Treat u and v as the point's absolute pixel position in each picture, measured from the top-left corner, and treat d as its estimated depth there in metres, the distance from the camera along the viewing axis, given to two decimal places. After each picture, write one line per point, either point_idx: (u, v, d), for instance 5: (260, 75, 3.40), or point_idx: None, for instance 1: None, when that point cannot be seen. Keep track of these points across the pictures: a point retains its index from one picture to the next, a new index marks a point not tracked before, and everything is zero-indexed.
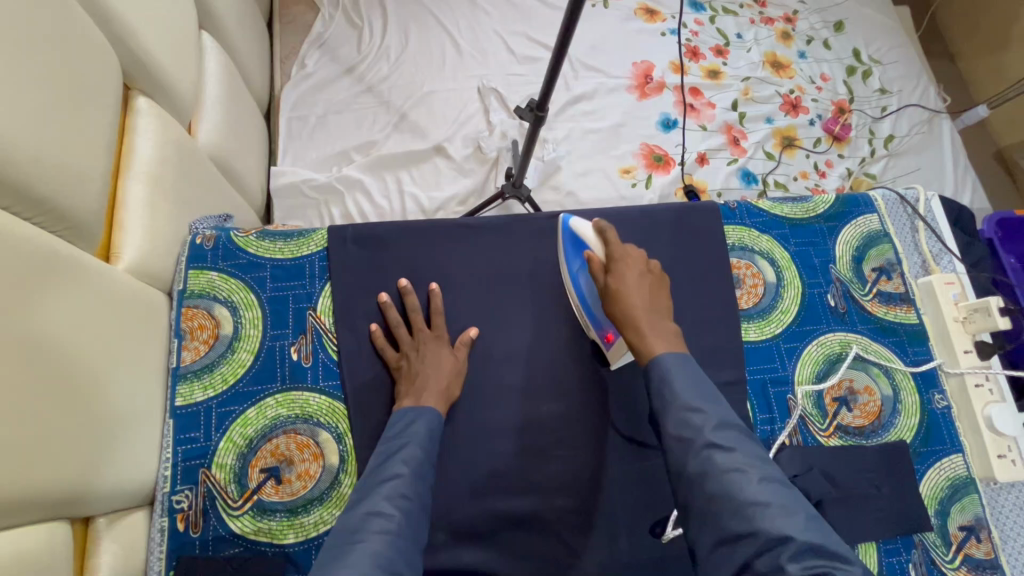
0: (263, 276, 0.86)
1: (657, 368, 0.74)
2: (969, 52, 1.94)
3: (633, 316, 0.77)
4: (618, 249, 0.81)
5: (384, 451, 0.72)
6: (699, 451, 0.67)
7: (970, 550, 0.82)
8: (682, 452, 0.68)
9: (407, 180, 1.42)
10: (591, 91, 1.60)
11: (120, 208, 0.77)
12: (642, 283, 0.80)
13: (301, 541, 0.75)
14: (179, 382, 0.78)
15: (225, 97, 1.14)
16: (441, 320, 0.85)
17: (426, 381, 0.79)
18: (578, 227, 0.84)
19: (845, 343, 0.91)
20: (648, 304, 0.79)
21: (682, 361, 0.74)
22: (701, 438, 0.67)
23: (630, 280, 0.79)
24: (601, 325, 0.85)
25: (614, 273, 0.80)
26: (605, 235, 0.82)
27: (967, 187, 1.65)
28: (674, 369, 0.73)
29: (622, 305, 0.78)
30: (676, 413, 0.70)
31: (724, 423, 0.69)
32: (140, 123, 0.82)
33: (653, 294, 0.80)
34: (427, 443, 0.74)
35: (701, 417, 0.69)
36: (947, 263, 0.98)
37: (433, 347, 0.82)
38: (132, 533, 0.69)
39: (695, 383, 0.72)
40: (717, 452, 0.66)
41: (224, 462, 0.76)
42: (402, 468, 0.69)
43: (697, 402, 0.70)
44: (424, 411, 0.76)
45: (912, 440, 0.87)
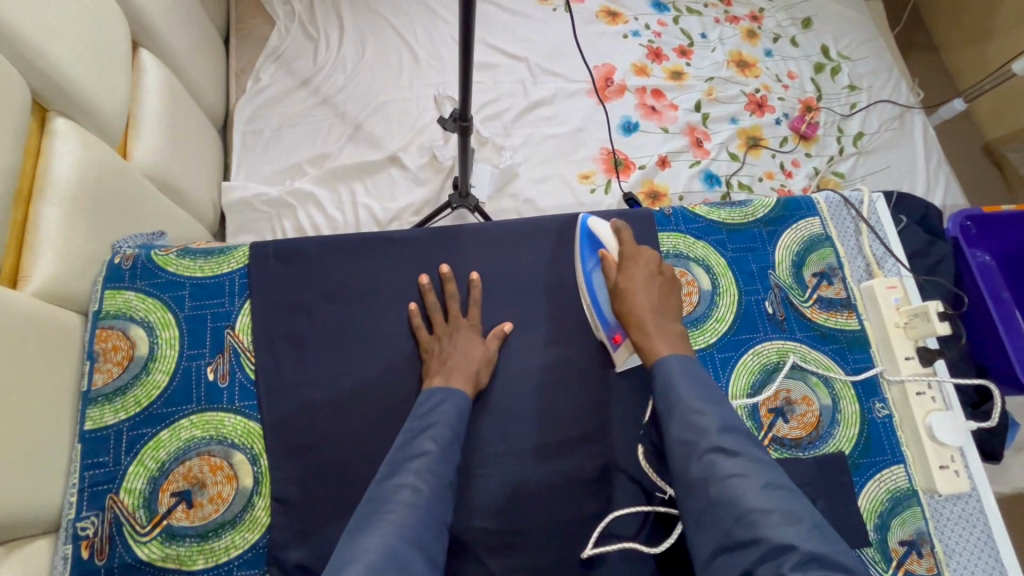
0: (181, 294, 0.85)
1: (660, 370, 0.74)
2: (954, 44, 1.90)
3: (637, 313, 0.79)
4: (630, 248, 0.85)
5: (411, 429, 0.73)
6: (702, 454, 0.66)
7: (911, 566, 0.79)
8: (685, 457, 0.68)
9: (361, 192, 1.41)
10: (550, 96, 1.58)
11: (32, 231, 0.76)
12: (650, 283, 0.83)
13: (211, 566, 0.73)
14: (90, 405, 0.78)
15: (167, 114, 1.13)
16: (478, 312, 0.87)
17: (457, 363, 0.80)
18: (595, 226, 0.88)
19: (783, 352, 0.88)
20: (654, 304, 0.81)
21: (688, 365, 0.74)
22: (704, 442, 0.67)
23: (640, 280, 0.82)
24: (609, 326, 0.85)
25: (625, 270, 0.83)
26: (621, 236, 0.86)
27: (940, 183, 1.60)
28: (678, 374, 0.73)
29: (627, 303, 0.80)
30: (679, 415, 0.70)
31: (727, 427, 0.68)
32: (58, 145, 0.80)
33: (662, 294, 0.83)
34: (457, 423, 0.75)
35: (709, 419, 0.68)
36: (891, 267, 0.95)
37: (466, 335, 0.83)
38: (33, 562, 0.68)
39: (700, 388, 0.71)
40: (720, 456, 0.65)
41: (134, 487, 0.75)
42: (431, 446, 0.70)
43: (703, 406, 0.69)
44: (452, 393, 0.77)
45: (851, 452, 0.84)
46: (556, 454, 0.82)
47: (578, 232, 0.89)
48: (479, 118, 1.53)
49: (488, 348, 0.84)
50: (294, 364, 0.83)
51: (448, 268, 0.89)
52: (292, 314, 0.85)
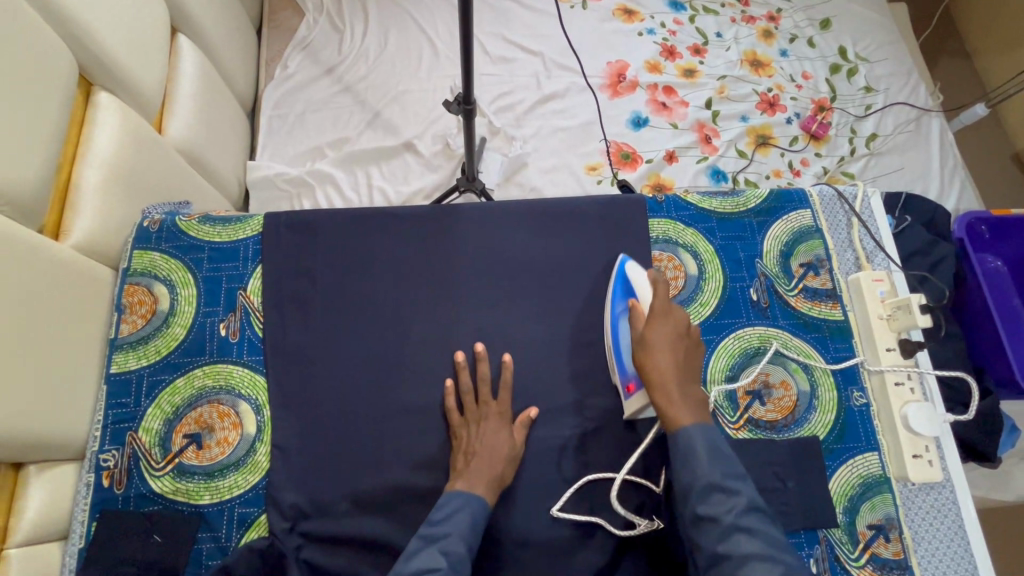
0: (201, 257, 0.93)
1: (681, 441, 0.71)
2: (988, 50, 1.86)
3: (659, 375, 0.75)
4: (663, 303, 0.79)
5: (425, 535, 0.71)
6: (724, 533, 0.64)
7: (877, 549, 0.81)
8: (705, 532, 0.66)
9: (378, 175, 1.47)
10: (562, 90, 1.63)
11: (74, 191, 0.84)
12: (677, 345, 0.77)
13: (215, 502, 0.80)
14: (116, 350, 0.86)
15: (200, 94, 1.21)
16: (508, 395, 0.84)
17: (480, 464, 0.78)
18: (632, 273, 0.86)
19: (765, 338, 0.91)
20: (679, 368, 0.75)
21: (713, 438, 0.71)
22: (728, 520, 0.65)
23: (665, 338, 0.77)
24: (624, 373, 0.84)
25: (652, 324, 0.78)
26: (655, 287, 0.83)
27: (955, 187, 1.58)
28: (702, 445, 0.70)
29: (648, 360, 0.76)
30: (703, 490, 0.67)
31: (752, 507, 0.66)
32: (100, 117, 0.89)
33: (687, 358, 0.77)
34: (471, 536, 0.72)
35: (733, 495, 0.66)
36: (880, 261, 0.96)
37: (494, 427, 0.81)
38: (61, 485, 0.77)
39: (723, 463, 0.69)
40: (743, 536, 0.63)
41: (151, 427, 0.83)
42: (443, 561, 0.67)
43: (727, 483, 0.67)
44: (473, 500, 0.74)
45: (825, 436, 0.86)
46: (538, 423, 0.86)
47: (614, 274, 0.89)
48: (493, 109, 1.59)
49: (515, 444, 0.82)
50: (298, 324, 0.89)
51: (482, 346, 0.87)
52: (298, 278, 0.91)
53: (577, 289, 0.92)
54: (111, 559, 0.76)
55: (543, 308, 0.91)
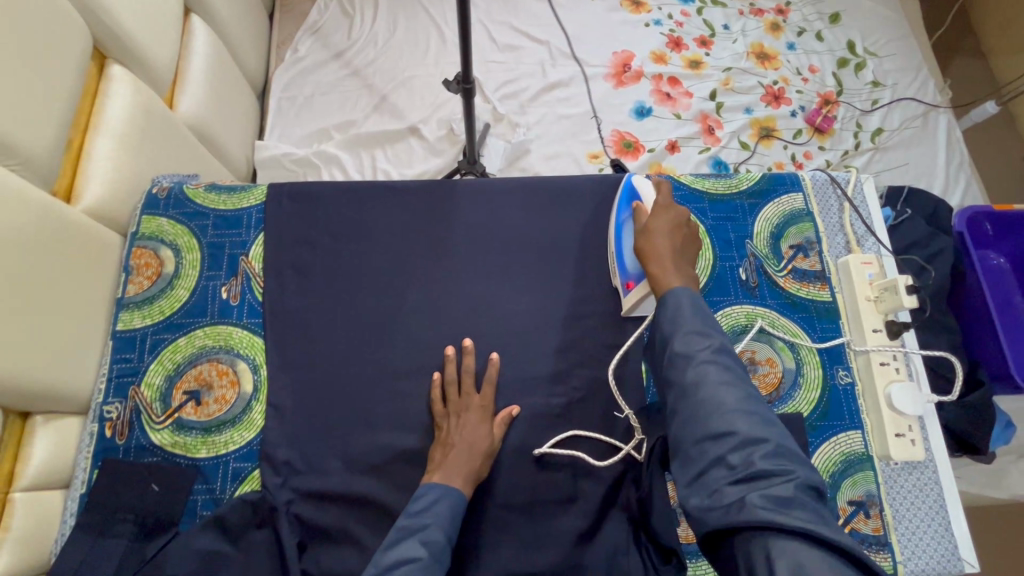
0: (205, 224, 0.96)
1: (668, 300, 0.73)
2: (1002, 48, 1.84)
3: (657, 252, 0.78)
4: (665, 198, 0.83)
5: (404, 527, 0.73)
6: (697, 364, 0.65)
7: (857, 525, 0.82)
8: (677, 366, 0.67)
9: (382, 158, 1.50)
10: (567, 79, 1.64)
11: (85, 158, 0.88)
12: (676, 232, 0.80)
13: (211, 456, 0.84)
14: (122, 310, 0.89)
15: (211, 73, 1.25)
16: (491, 391, 0.85)
17: (457, 455, 0.79)
18: (638, 181, 0.90)
19: (752, 317, 0.92)
20: (676, 249, 0.78)
21: (699, 301, 0.72)
22: (701, 354, 0.66)
23: (663, 225, 0.80)
24: (625, 272, 0.88)
25: (654, 215, 0.82)
26: (657, 187, 0.86)
27: (960, 183, 1.57)
28: (687, 301, 0.71)
29: (647, 241, 0.80)
30: (682, 333, 0.68)
31: (725, 348, 0.66)
32: (113, 88, 0.92)
33: (683, 243, 0.80)
34: (450, 527, 0.74)
35: (709, 337, 0.67)
36: (872, 246, 0.97)
37: (474, 420, 0.83)
38: (65, 433, 0.81)
39: (705, 316, 0.70)
40: (713, 367, 0.64)
41: (153, 382, 0.86)
42: (422, 551, 0.69)
43: (705, 329, 0.68)
44: (451, 491, 0.76)
45: (809, 414, 0.87)
46: (524, 392, 0.88)
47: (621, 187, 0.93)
48: (498, 96, 1.61)
49: (494, 440, 0.83)
50: (295, 290, 0.92)
51: (470, 341, 0.88)
52: (297, 246, 0.94)
53: (568, 264, 0.94)
54: (110, 505, 0.79)
55: (534, 281, 0.93)
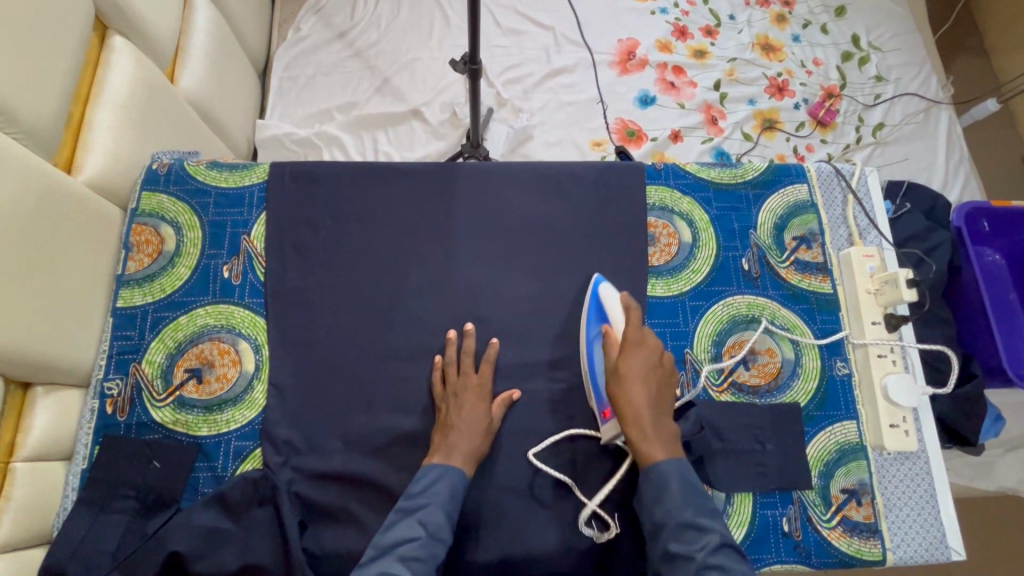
0: (207, 201, 0.95)
1: (656, 476, 0.73)
2: (1005, 47, 1.84)
3: (633, 410, 0.75)
4: (635, 333, 0.79)
5: (403, 508, 0.74)
6: (697, 569, 0.66)
7: (849, 512, 0.84)
8: (677, 569, 0.68)
9: (383, 140, 1.49)
10: (572, 65, 1.63)
11: (87, 131, 0.86)
12: (651, 376, 0.78)
13: (212, 434, 0.84)
14: (123, 286, 0.89)
15: (213, 48, 1.23)
16: (490, 371, 0.86)
17: (457, 437, 0.80)
18: (606, 297, 0.85)
19: (753, 306, 0.93)
20: (652, 399, 0.76)
21: (684, 471, 0.73)
22: (699, 556, 0.66)
23: (638, 370, 0.77)
24: (601, 400, 0.83)
25: (625, 355, 0.78)
26: (628, 315, 0.82)
27: (959, 180, 1.58)
28: (675, 482, 0.72)
29: (621, 393, 0.76)
30: (676, 529, 0.70)
31: (724, 543, 0.67)
32: (114, 60, 0.91)
33: (661, 390, 0.78)
34: (450, 505, 0.75)
35: (707, 532, 0.68)
36: (873, 239, 0.97)
37: (472, 400, 0.83)
38: (66, 407, 0.80)
39: (695, 503, 0.71)
40: (715, 574, 0.65)
41: (154, 359, 0.86)
42: (420, 530, 0.71)
43: (699, 521, 0.69)
44: (451, 470, 0.77)
45: (806, 403, 0.89)
46: (526, 376, 0.89)
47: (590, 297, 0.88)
48: (501, 80, 1.59)
49: (492, 420, 0.84)
50: (298, 269, 0.92)
51: (471, 325, 0.89)
52: (299, 226, 0.94)
53: (571, 250, 0.94)
54: (111, 481, 0.79)
55: (537, 267, 0.93)
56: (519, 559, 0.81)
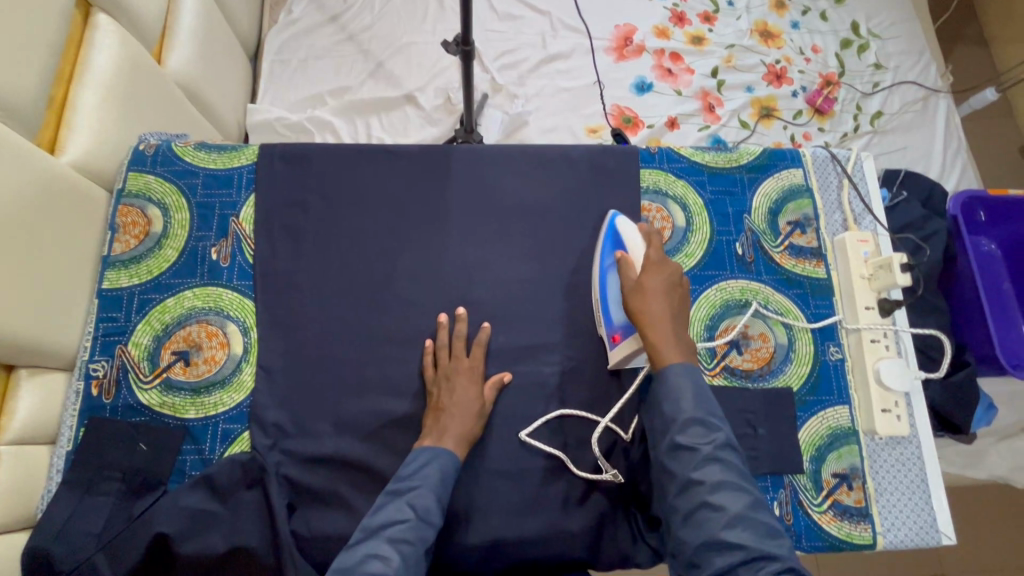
0: (194, 183, 0.93)
1: (670, 381, 0.73)
2: (1005, 36, 1.82)
3: (654, 320, 0.75)
4: (657, 253, 0.79)
5: (392, 491, 0.74)
6: (701, 462, 0.68)
7: (840, 496, 0.84)
8: (680, 459, 0.70)
9: (377, 126, 1.47)
10: (568, 51, 1.61)
11: (70, 109, 0.85)
12: (672, 292, 0.77)
13: (200, 417, 0.83)
14: (108, 268, 0.87)
15: (202, 29, 1.21)
16: (481, 354, 0.85)
17: (448, 419, 0.80)
18: (622, 226, 0.85)
19: (747, 291, 0.92)
20: (673, 314, 0.75)
21: (698, 378, 0.73)
22: (705, 450, 0.69)
23: (660, 286, 0.76)
24: (611, 324, 0.85)
25: (647, 272, 0.77)
26: (649, 238, 0.81)
27: (956, 168, 1.57)
28: (688, 383, 0.72)
29: (643, 306, 0.75)
30: (683, 423, 0.71)
31: (729, 442, 0.69)
32: (99, 38, 0.89)
33: (681, 307, 0.77)
34: (440, 488, 0.74)
35: (715, 431, 0.70)
36: (868, 224, 0.96)
37: (464, 383, 0.82)
38: (51, 389, 0.79)
39: (706, 401, 0.72)
40: (716, 467, 0.68)
41: (140, 341, 0.85)
42: (409, 513, 0.71)
43: (708, 419, 0.71)
44: (440, 453, 0.77)
45: (799, 388, 0.88)
46: (517, 359, 0.88)
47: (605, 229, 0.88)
48: (497, 66, 1.58)
49: (484, 403, 0.83)
50: (287, 252, 0.91)
51: (463, 309, 0.88)
52: (288, 208, 0.93)
53: (564, 233, 0.93)
54: (97, 463, 0.78)
55: (529, 250, 0.92)
56: (509, 541, 0.81)
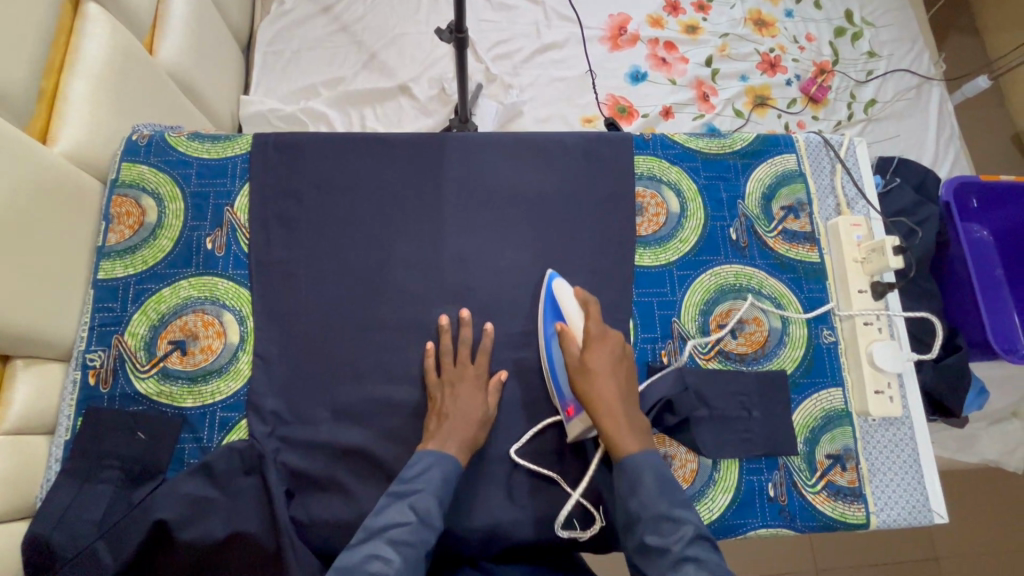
0: (188, 172, 0.93)
1: (629, 469, 0.73)
2: (997, 24, 1.83)
3: (604, 404, 0.75)
4: (596, 326, 0.80)
5: (394, 492, 0.74)
6: (673, 563, 0.67)
7: (833, 477, 0.85)
8: (656, 562, 0.69)
9: (371, 117, 1.47)
10: (562, 40, 1.61)
11: (61, 99, 0.84)
12: (617, 368, 0.78)
13: (198, 405, 0.83)
14: (103, 259, 0.87)
15: (194, 19, 1.20)
16: (485, 359, 0.85)
17: (451, 425, 0.79)
18: (559, 291, 0.85)
19: (741, 276, 0.92)
20: (622, 393, 0.77)
21: (657, 464, 0.74)
22: (676, 549, 0.67)
23: (605, 364, 0.77)
24: (564, 398, 0.83)
25: (590, 349, 0.78)
26: (587, 309, 0.82)
27: (949, 156, 1.58)
28: (651, 474, 0.73)
29: (592, 387, 0.76)
30: (653, 521, 0.70)
31: (699, 535, 0.69)
32: (90, 27, 0.88)
33: (627, 380, 0.79)
34: (441, 490, 0.74)
35: (681, 525, 0.69)
36: (861, 208, 0.97)
37: (468, 389, 0.82)
38: (47, 379, 0.79)
39: (668, 489, 0.72)
40: (690, 566, 0.66)
41: (136, 331, 0.85)
42: (411, 515, 0.71)
43: (673, 512, 0.70)
44: (444, 457, 0.76)
45: (793, 371, 0.89)
46: (513, 346, 0.88)
47: (542, 292, 0.87)
48: (491, 56, 1.57)
49: (488, 407, 0.83)
50: (282, 241, 0.91)
51: (467, 312, 0.87)
52: (282, 197, 0.92)
53: (558, 221, 0.93)
54: (95, 453, 0.78)
55: (525, 238, 0.92)
56: (507, 525, 0.81)
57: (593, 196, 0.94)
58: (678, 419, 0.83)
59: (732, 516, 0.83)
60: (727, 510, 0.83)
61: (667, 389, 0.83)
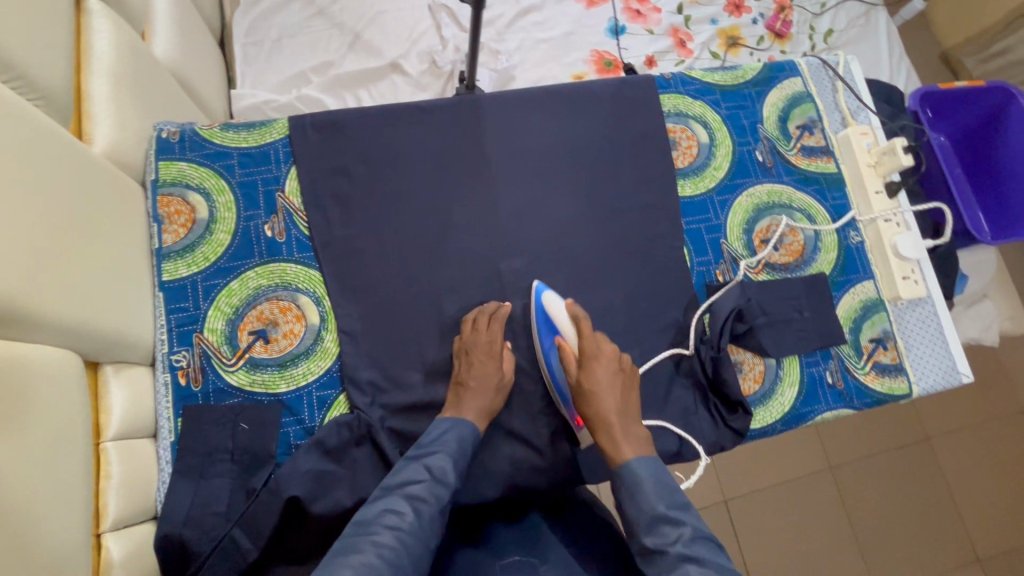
0: (231, 163, 0.92)
1: (626, 475, 0.74)
2: None
3: (603, 419, 0.78)
4: (591, 343, 0.83)
5: (411, 455, 0.74)
6: (674, 564, 0.65)
7: (879, 357, 0.96)
8: (658, 566, 0.67)
9: (366, 98, 1.45)
10: (539, 3, 1.63)
11: (87, 100, 0.79)
12: (614, 382, 0.81)
13: (292, 388, 0.84)
14: (164, 260, 0.86)
15: (178, 11, 1.14)
16: (499, 328, 0.86)
17: (470, 395, 0.80)
18: (550, 305, 0.87)
19: (773, 193, 1.01)
20: (621, 406, 0.80)
21: (654, 467, 0.74)
22: (676, 549, 0.66)
23: (603, 380, 0.80)
24: (570, 407, 0.86)
25: (587, 368, 0.81)
26: (579, 325, 0.84)
27: (902, 72, 1.71)
28: (646, 474, 0.73)
29: (592, 406, 0.79)
30: (650, 523, 0.69)
31: (698, 535, 0.68)
32: (96, 22, 0.82)
33: (625, 392, 0.82)
34: (458, 453, 0.75)
35: (679, 525, 0.68)
36: (864, 118, 1.07)
37: (480, 358, 0.83)
38: (139, 384, 0.78)
39: (664, 489, 0.72)
40: (693, 566, 0.64)
41: (215, 327, 0.84)
42: (424, 473, 0.71)
43: (671, 513, 0.70)
44: (460, 423, 0.78)
45: (831, 272, 0.99)
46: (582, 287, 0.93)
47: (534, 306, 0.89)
48: None
49: (503, 376, 0.84)
50: (342, 219, 0.91)
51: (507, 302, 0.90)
52: (332, 175, 0.93)
53: (602, 166, 0.98)
54: (203, 449, 0.79)
55: (574, 186, 0.96)
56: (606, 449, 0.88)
57: (629, 137, 0.99)
58: (745, 327, 0.92)
59: (801, 405, 0.92)
60: (795, 402, 0.92)
61: (735, 299, 0.92)
